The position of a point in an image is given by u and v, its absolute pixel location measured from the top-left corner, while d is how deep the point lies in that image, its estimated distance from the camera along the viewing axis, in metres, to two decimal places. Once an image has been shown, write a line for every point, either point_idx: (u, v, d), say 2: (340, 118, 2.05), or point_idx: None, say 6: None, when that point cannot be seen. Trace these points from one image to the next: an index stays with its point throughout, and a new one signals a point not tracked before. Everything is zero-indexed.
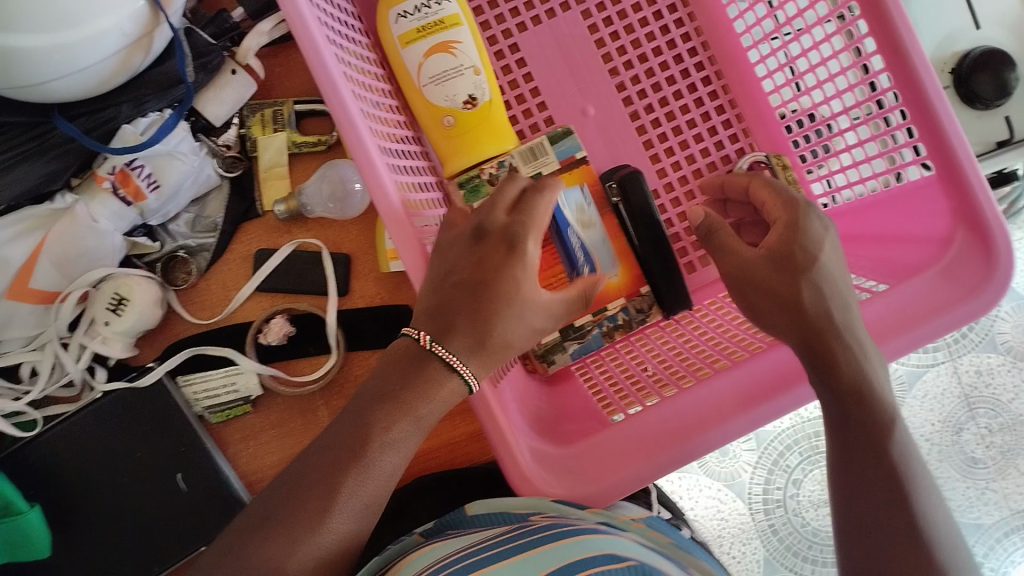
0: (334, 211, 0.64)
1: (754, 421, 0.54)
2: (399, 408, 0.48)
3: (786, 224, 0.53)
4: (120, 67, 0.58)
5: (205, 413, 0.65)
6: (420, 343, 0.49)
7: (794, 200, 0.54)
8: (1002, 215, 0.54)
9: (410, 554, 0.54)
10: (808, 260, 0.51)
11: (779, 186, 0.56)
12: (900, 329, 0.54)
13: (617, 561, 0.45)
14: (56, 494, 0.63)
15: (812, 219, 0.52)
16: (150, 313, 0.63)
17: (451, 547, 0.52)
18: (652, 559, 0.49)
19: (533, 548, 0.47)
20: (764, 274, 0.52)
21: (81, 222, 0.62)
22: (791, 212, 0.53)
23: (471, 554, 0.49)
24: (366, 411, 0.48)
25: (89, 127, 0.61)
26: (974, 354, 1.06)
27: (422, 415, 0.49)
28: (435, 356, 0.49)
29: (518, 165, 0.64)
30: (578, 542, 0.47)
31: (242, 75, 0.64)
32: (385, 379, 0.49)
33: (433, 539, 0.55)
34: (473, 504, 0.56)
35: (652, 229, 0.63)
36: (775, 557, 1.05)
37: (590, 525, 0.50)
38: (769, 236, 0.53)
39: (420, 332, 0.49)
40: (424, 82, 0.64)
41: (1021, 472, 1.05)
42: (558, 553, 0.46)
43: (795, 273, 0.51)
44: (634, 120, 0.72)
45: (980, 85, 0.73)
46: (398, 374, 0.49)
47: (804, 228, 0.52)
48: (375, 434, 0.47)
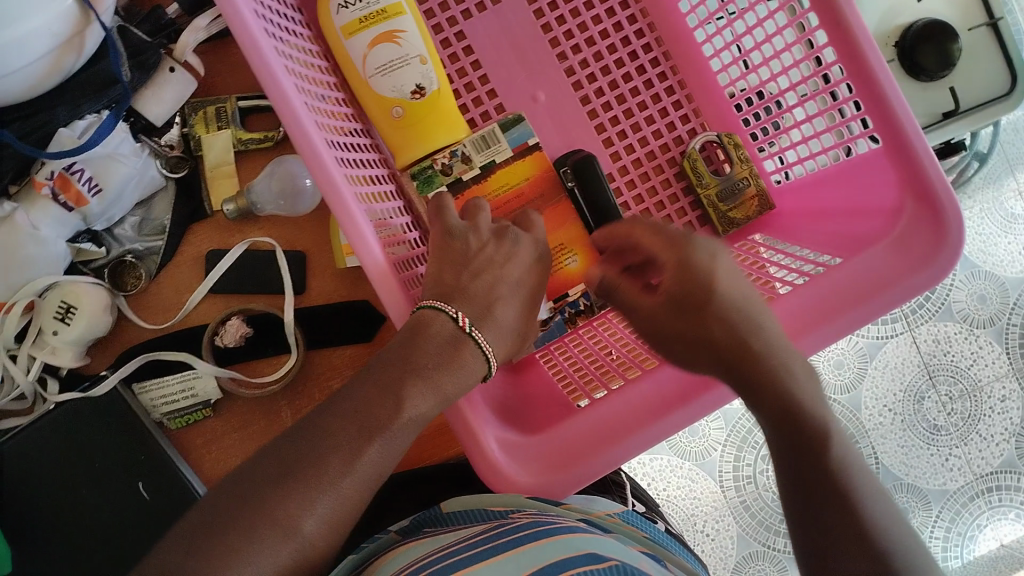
0: (284, 208, 0.63)
1: (720, 397, 0.53)
2: (432, 384, 0.49)
3: (675, 263, 0.50)
4: (52, 69, 0.56)
5: (164, 420, 0.64)
6: (458, 324, 0.51)
7: (679, 235, 0.51)
8: (949, 183, 0.55)
9: (387, 555, 0.53)
10: (705, 297, 0.49)
11: (659, 227, 0.52)
12: (806, 328, 0.55)
13: (598, 562, 0.44)
14: (15, 509, 0.62)
15: (694, 246, 0.50)
16: (99, 321, 0.62)
17: (425, 548, 0.51)
18: (631, 559, 0.48)
19: (508, 550, 0.47)
20: (671, 321, 0.50)
21: (22, 230, 0.60)
22: (675, 250, 0.50)
23: (447, 557, 0.48)
24: (395, 377, 0.49)
25: (24, 132, 0.59)
26: (931, 324, 1.07)
27: (448, 392, 0.50)
28: (470, 340, 0.52)
29: (470, 154, 0.64)
30: (551, 545, 0.46)
31: (181, 73, 0.62)
32: (415, 345, 0.50)
33: (409, 538, 0.54)
34: (446, 502, 0.55)
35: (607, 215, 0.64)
36: (748, 533, 1.06)
37: (571, 525, 0.50)
38: (663, 278, 0.51)
39: (459, 314, 0.51)
40: (369, 73, 0.63)
41: (983, 437, 1.07)
42: (532, 557, 0.45)
43: (697, 310, 0.49)
44: (585, 104, 0.71)
45: (924, 57, 0.74)
46: (404, 358, 0.50)
47: (693, 261, 0.50)
48: (407, 406, 0.48)
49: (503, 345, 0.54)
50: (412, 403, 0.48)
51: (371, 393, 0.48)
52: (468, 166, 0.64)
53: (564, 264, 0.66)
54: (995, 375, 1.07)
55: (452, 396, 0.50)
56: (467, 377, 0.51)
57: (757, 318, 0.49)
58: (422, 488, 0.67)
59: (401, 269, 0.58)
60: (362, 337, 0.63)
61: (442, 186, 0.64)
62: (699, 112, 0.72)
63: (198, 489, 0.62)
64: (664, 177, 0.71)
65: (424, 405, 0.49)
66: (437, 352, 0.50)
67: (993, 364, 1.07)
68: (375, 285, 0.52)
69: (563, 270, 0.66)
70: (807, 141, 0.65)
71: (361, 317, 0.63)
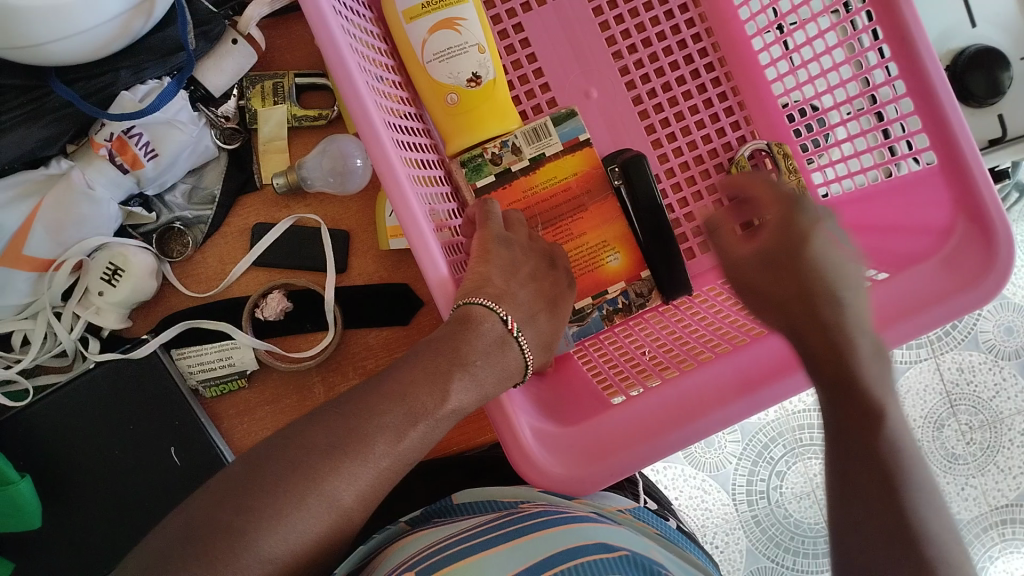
0: (334, 185, 0.63)
1: (755, 404, 0.54)
2: (474, 377, 0.49)
3: (777, 220, 0.52)
4: (120, 32, 0.56)
5: (199, 387, 0.65)
6: (507, 327, 0.52)
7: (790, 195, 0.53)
8: (1003, 206, 0.55)
9: (398, 542, 0.54)
10: (791, 255, 0.51)
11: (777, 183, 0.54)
12: None
13: (609, 552, 0.46)
14: (45, 465, 0.62)
15: (801, 214, 0.51)
16: (145, 286, 0.62)
17: (438, 533, 0.52)
18: (643, 548, 0.50)
19: (523, 536, 0.48)
20: (752, 273, 0.53)
21: (77, 189, 0.61)
22: (782, 207, 0.52)
23: (461, 540, 0.49)
24: (443, 369, 0.48)
25: (87, 92, 0.60)
26: (956, 352, 1.07)
27: (487, 389, 0.49)
28: (513, 343, 0.52)
29: (521, 145, 0.65)
30: (565, 532, 0.48)
31: (243, 45, 0.63)
32: (464, 338, 0.50)
33: (420, 527, 0.56)
34: (457, 493, 0.59)
35: (658, 228, 0.64)
36: (757, 548, 1.06)
37: (582, 514, 0.52)
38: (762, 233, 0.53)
39: (508, 317, 0.52)
40: (427, 58, 0.63)
41: (1000, 468, 1.06)
42: (543, 544, 0.47)
43: (783, 266, 0.51)
44: (637, 105, 0.71)
45: (974, 83, 0.73)
46: (447, 349, 0.49)
47: (794, 225, 0.51)
48: (452, 398, 0.48)
49: (540, 345, 0.55)
50: (456, 397, 0.48)
51: (416, 373, 0.48)
52: (517, 156, 0.65)
53: (606, 261, 0.66)
54: (1016, 409, 1.06)
55: (492, 392, 0.50)
56: (506, 379, 0.51)
57: (840, 295, 0.50)
58: (445, 475, 0.67)
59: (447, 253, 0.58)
60: (398, 320, 0.63)
61: (491, 176, 0.65)
62: (750, 120, 0.72)
63: (227, 455, 0.63)
64: (711, 182, 0.71)
65: (466, 400, 0.49)
66: (485, 350, 0.50)
67: (1016, 397, 1.06)
68: (421, 265, 0.52)
69: (604, 268, 0.66)
70: (857, 156, 0.65)
71: (401, 300, 0.64)
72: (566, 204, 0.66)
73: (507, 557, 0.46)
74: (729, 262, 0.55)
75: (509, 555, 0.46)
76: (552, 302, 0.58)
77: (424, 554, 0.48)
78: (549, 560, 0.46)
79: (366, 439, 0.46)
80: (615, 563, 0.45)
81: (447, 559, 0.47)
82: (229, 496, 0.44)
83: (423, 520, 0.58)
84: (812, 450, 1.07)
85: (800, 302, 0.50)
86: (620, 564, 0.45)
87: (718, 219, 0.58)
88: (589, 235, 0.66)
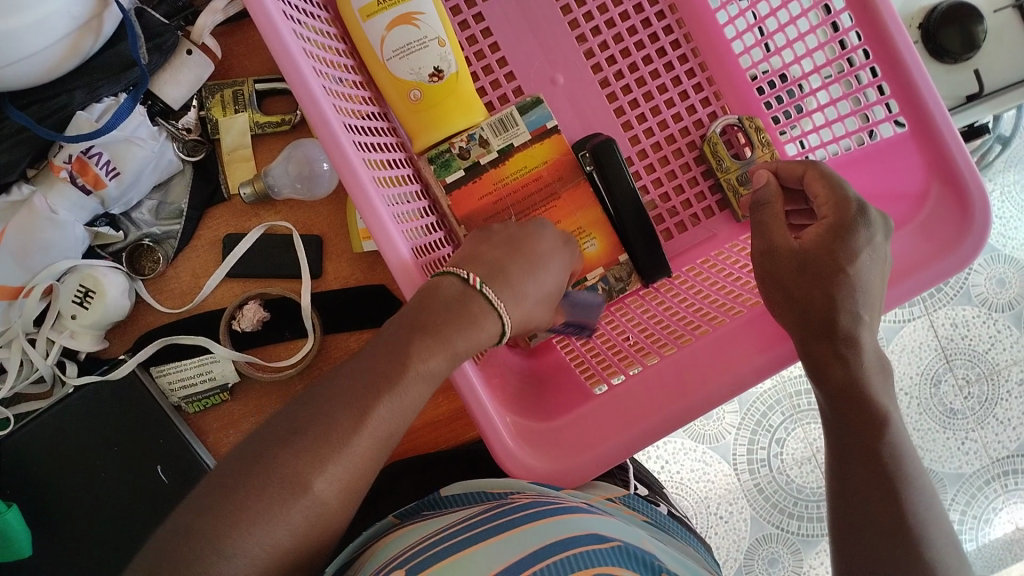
0: (301, 191, 0.63)
1: (737, 384, 0.54)
2: (441, 339, 0.47)
3: (831, 226, 0.50)
4: (70, 53, 0.56)
5: (181, 404, 0.64)
6: (469, 284, 0.50)
7: (848, 198, 0.50)
8: (976, 168, 0.55)
9: (387, 536, 0.53)
10: (835, 267, 0.49)
11: (838, 181, 0.51)
12: (772, 339, 0.54)
13: (601, 542, 0.45)
14: (32, 493, 0.62)
15: (860, 228, 0.49)
16: (117, 305, 0.62)
17: (425, 529, 0.52)
18: (635, 538, 0.49)
19: (512, 527, 0.47)
20: (785, 270, 0.51)
21: (40, 215, 0.60)
22: (843, 215, 0.50)
23: (448, 537, 0.48)
24: (404, 336, 0.47)
25: (42, 116, 0.58)
26: (948, 308, 1.06)
27: (456, 349, 0.48)
28: (479, 296, 0.50)
29: (488, 137, 0.63)
30: (557, 522, 0.47)
31: (198, 55, 0.62)
32: (424, 303, 0.48)
33: (409, 520, 0.55)
34: (446, 487, 0.58)
35: (637, 214, 0.63)
36: (761, 516, 1.06)
37: (573, 504, 0.51)
38: (810, 231, 0.51)
39: (468, 273, 0.50)
40: (387, 55, 0.62)
41: (999, 421, 1.06)
42: (534, 535, 0.46)
43: (824, 275, 0.49)
44: (604, 88, 0.70)
45: (948, 39, 0.72)
46: (410, 318, 0.48)
47: (849, 239, 0.49)
48: (413, 362, 0.47)
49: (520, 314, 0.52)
50: (419, 360, 0.47)
51: (382, 347, 0.48)
52: (485, 149, 0.63)
53: (582, 248, 0.65)
54: (1012, 359, 1.06)
55: (462, 355, 0.48)
56: (478, 338, 0.49)
57: (860, 311, 0.49)
58: (435, 475, 0.66)
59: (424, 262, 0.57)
60: (378, 324, 0.63)
61: (459, 171, 0.64)
62: (721, 95, 0.71)
63: (206, 459, 0.63)
64: (684, 161, 0.70)
65: (430, 362, 0.47)
66: (447, 309, 0.48)
67: (1012, 348, 1.06)
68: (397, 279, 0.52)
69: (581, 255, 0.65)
70: (830, 126, 0.64)
71: (377, 303, 0.63)
72: (538, 193, 0.64)
73: (495, 553, 0.45)
74: (765, 249, 0.52)
75: (497, 552, 0.45)
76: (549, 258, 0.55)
77: (410, 553, 0.47)
78: (539, 552, 0.44)
79: None
80: (609, 554, 0.44)
81: (434, 557, 0.46)
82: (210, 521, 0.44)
83: (413, 512, 0.57)
84: (810, 415, 1.07)
85: (823, 308, 0.49)
86: (613, 555, 0.44)
87: (771, 197, 0.54)
88: (564, 223, 0.64)
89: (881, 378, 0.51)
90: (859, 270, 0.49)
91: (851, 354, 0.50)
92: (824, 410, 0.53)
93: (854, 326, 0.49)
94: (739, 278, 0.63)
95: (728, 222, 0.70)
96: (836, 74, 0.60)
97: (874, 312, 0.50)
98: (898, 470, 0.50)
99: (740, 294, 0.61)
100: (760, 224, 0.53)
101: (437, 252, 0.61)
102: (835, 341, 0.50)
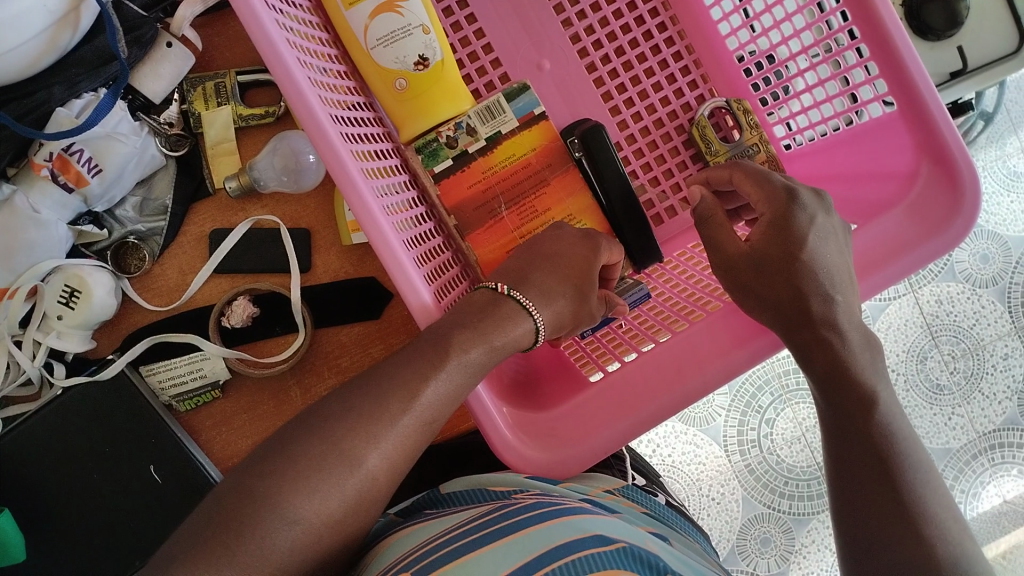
0: (288, 184, 0.62)
1: (731, 367, 0.54)
2: (480, 334, 0.50)
3: (771, 220, 0.52)
4: (47, 48, 0.55)
5: (172, 402, 0.63)
6: (497, 292, 0.53)
7: (777, 188, 0.52)
8: (965, 146, 0.55)
9: (389, 537, 0.54)
10: (788, 257, 0.50)
11: (766, 177, 0.53)
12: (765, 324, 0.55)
13: (606, 544, 0.45)
14: (22, 496, 0.61)
15: (796, 212, 0.51)
16: (105, 305, 0.61)
17: (435, 527, 0.52)
18: (639, 540, 0.49)
19: (516, 531, 0.47)
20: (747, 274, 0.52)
21: (22, 214, 0.59)
22: (776, 206, 0.51)
23: (457, 536, 0.48)
24: (440, 335, 0.50)
25: (21, 113, 0.57)
26: (933, 285, 1.07)
27: (495, 343, 0.51)
28: (509, 300, 0.53)
29: (476, 126, 0.62)
30: (561, 525, 0.47)
31: (179, 48, 0.61)
32: (458, 308, 0.52)
33: (409, 521, 0.55)
34: (444, 484, 0.58)
35: (622, 190, 0.63)
36: (753, 496, 1.06)
37: (578, 504, 0.51)
38: (755, 230, 0.52)
39: (495, 283, 0.54)
40: (370, 44, 0.61)
41: (985, 395, 1.07)
42: (538, 539, 0.45)
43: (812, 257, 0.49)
44: (591, 72, 0.70)
45: (930, 16, 0.72)
46: (458, 315, 0.51)
47: (793, 225, 0.50)
48: (455, 351, 0.49)
49: (555, 312, 0.55)
50: (460, 348, 0.49)
51: (423, 348, 0.49)
52: (473, 138, 0.62)
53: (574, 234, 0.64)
54: (997, 334, 1.07)
55: (499, 347, 0.51)
56: (513, 335, 0.52)
57: (831, 292, 0.50)
58: None
59: (432, 277, 0.58)
60: (369, 315, 0.62)
61: (448, 160, 0.62)
62: (708, 77, 0.70)
63: (213, 474, 0.62)
64: (672, 145, 0.69)
65: (473, 351, 0.50)
66: (483, 311, 0.52)
67: (996, 323, 1.07)
68: (400, 287, 0.52)
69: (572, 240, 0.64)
70: (817, 106, 0.64)
71: (368, 295, 0.63)
72: (527, 179, 0.64)
73: (498, 557, 0.45)
74: (722, 261, 0.54)
75: (501, 556, 0.45)
76: (574, 269, 0.56)
77: (419, 552, 0.48)
78: (544, 556, 0.44)
79: (340, 453, 0.46)
80: (613, 557, 0.44)
81: (439, 559, 0.46)
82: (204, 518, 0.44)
83: (415, 510, 0.58)
84: (799, 395, 1.07)
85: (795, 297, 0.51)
86: (616, 557, 0.44)
87: (711, 209, 0.56)
88: (554, 211, 0.64)
89: (868, 357, 0.52)
90: (816, 251, 0.50)
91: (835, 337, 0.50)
92: (815, 394, 0.54)
93: (827, 308, 0.50)
94: (711, 272, 0.63)
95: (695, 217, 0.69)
96: (824, 56, 0.60)
97: (849, 294, 0.51)
98: (896, 453, 0.50)
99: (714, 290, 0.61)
100: (711, 238, 0.55)
101: (439, 259, 0.62)
102: (813, 324, 0.50)
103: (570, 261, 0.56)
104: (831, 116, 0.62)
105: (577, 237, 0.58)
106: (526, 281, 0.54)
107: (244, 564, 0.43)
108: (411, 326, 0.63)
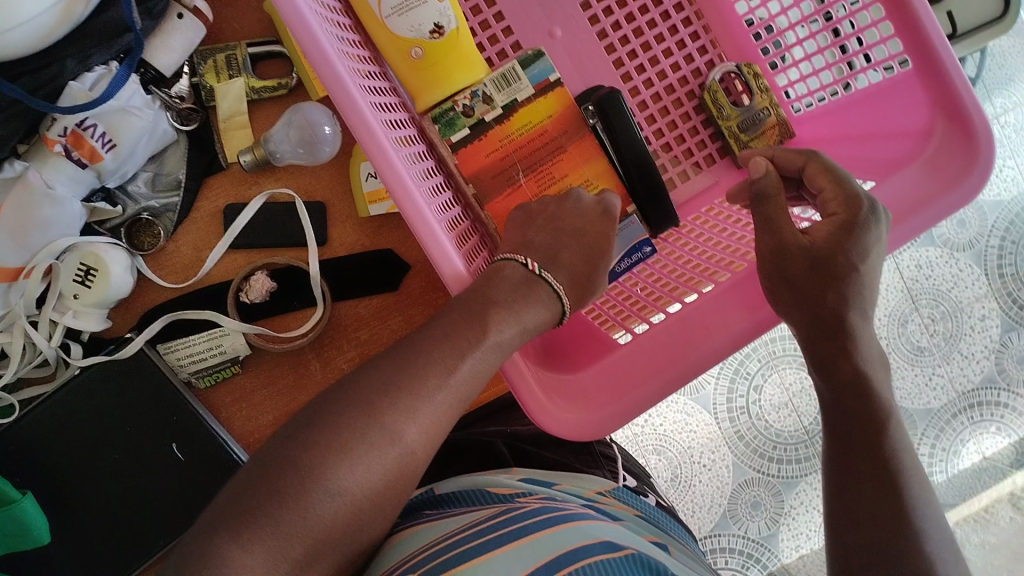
0: (303, 156, 0.61)
1: (756, 325, 0.55)
2: (512, 314, 0.50)
3: (841, 223, 0.51)
4: (62, 19, 0.53)
5: (192, 379, 0.63)
6: (528, 269, 0.53)
7: (855, 195, 0.51)
8: (979, 102, 0.56)
9: (401, 532, 0.55)
10: (848, 268, 0.51)
11: (846, 178, 0.52)
12: None
13: (615, 551, 0.45)
14: (43, 479, 0.60)
15: (871, 227, 0.51)
16: (121, 282, 0.60)
17: (443, 526, 0.53)
18: (644, 547, 0.50)
19: (526, 535, 0.47)
20: (798, 269, 0.51)
21: (36, 190, 0.58)
22: (854, 213, 0.51)
23: (464, 539, 0.49)
24: (477, 312, 0.50)
25: (33, 87, 0.55)
26: (913, 250, 1.09)
27: (527, 324, 0.51)
28: (542, 282, 0.53)
29: (492, 94, 0.62)
30: (571, 529, 0.48)
31: (190, 18, 0.60)
32: (490, 286, 0.51)
33: (407, 525, 0.56)
34: (441, 483, 0.61)
35: (643, 169, 0.63)
36: (743, 461, 1.08)
37: (580, 512, 0.52)
38: (823, 227, 0.52)
39: (527, 259, 0.53)
40: (385, 12, 0.61)
41: (964, 355, 1.09)
42: (547, 545, 0.46)
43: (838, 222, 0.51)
44: (602, 38, 0.70)
45: None
46: (515, 286, 0.52)
47: (859, 237, 0.50)
48: (492, 330, 0.49)
49: (579, 287, 0.55)
50: (497, 330, 0.49)
51: (456, 318, 0.49)
52: (490, 106, 0.62)
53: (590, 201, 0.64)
54: (975, 296, 1.09)
55: (531, 330, 0.52)
56: (541, 317, 0.52)
57: (866, 308, 0.52)
58: None
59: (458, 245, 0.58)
60: (389, 286, 0.62)
61: (465, 129, 0.62)
62: (717, 43, 0.71)
63: (239, 454, 0.62)
64: (684, 111, 0.70)
65: (506, 331, 0.50)
66: (513, 291, 0.52)
67: (973, 285, 1.09)
68: (431, 254, 0.52)
69: None
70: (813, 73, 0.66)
71: (385, 266, 0.62)
72: (544, 147, 0.63)
73: (514, 559, 0.45)
74: (774, 247, 0.52)
75: (513, 559, 0.45)
76: (591, 248, 0.56)
77: (426, 555, 0.48)
78: (554, 562, 0.44)
79: (380, 425, 0.46)
80: (622, 564, 0.44)
81: (455, 559, 0.47)
82: (251, 488, 0.44)
83: (411, 511, 0.60)
84: (786, 360, 1.09)
85: (825, 256, 0.51)
86: (627, 564, 0.44)
87: (774, 189, 0.53)
88: (572, 176, 0.64)
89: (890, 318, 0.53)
90: (870, 267, 0.51)
91: (850, 292, 0.51)
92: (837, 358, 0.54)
93: (861, 323, 0.52)
94: (732, 233, 0.65)
95: (729, 169, 0.70)
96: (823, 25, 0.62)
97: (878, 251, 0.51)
98: None
99: (737, 249, 0.62)
100: (764, 218, 0.53)
101: (461, 227, 0.62)
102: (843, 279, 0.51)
103: (587, 228, 0.57)
104: (831, 82, 0.64)
105: (595, 214, 0.58)
106: (556, 262, 0.54)
107: (292, 535, 0.43)
108: (430, 298, 0.63)
